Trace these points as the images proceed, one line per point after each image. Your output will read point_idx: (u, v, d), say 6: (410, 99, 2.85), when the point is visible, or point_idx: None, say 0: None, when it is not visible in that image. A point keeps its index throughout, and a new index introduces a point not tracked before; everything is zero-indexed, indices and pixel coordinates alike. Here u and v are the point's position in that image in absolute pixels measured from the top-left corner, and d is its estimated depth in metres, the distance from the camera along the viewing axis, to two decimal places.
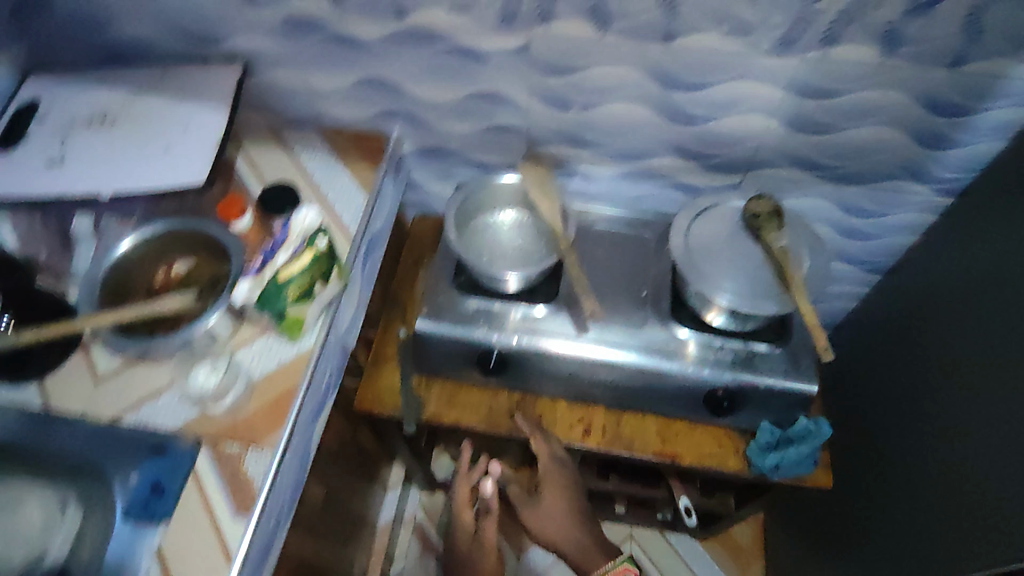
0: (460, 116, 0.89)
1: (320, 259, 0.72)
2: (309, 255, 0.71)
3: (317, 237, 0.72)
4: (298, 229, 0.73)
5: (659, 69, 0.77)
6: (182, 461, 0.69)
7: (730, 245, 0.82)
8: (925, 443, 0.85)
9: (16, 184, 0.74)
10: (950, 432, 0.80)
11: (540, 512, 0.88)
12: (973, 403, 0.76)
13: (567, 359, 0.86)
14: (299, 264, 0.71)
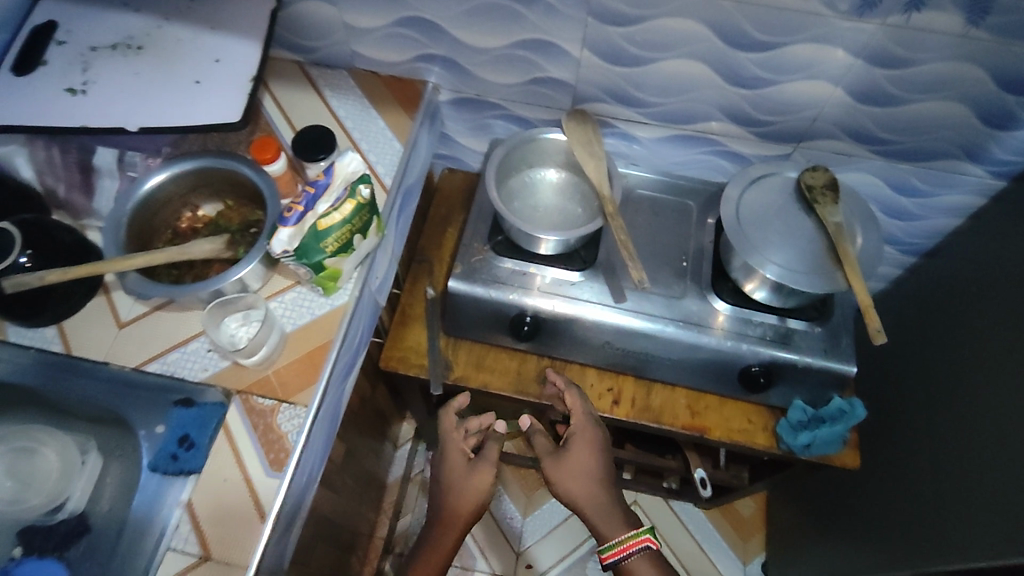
0: (505, 66, 0.84)
1: (363, 209, 0.67)
2: (351, 204, 0.67)
3: (359, 185, 0.68)
4: (341, 175, 0.68)
5: (727, 26, 0.72)
6: (211, 415, 0.67)
7: (781, 218, 0.79)
8: (942, 430, 0.85)
9: (31, 109, 0.68)
10: (968, 419, 0.80)
11: (566, 471, 0.78)
12: (1001, 392, 0.76)
13: (603, 327, 0.84)
14: (341, 213, 0.66)
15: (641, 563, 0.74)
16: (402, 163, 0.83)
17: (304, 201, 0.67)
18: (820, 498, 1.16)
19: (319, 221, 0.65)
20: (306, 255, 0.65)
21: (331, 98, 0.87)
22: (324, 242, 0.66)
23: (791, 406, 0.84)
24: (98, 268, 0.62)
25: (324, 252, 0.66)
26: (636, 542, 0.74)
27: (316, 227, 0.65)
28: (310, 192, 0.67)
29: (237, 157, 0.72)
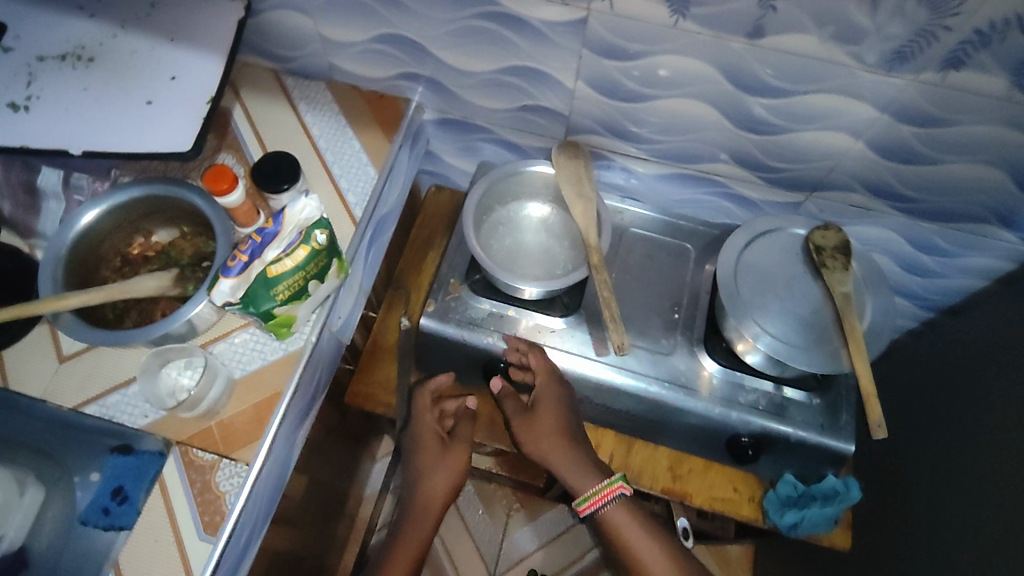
0: (494, 90, 0.77)
1: (318, 255, 0.61)
2: (304, 250, 0.60)
3: (314, 230, 0.62)
4: (293, 221, 0.62)
5: (738, 69, 0.64)
6: (148, 466, 0.63)
7: (784, 280, 0.72)
8: (936, 510, 0.79)
9: None
10: (969, 508, 0.73)
11: (533, 436, 0.76)
12: (1002, 487, 0.69)
13: (582, 379, 0.78)
14: (293, 259, 0.60)
15: (614, 515, 0.73)
16: (375, 192, 0.77)
17: (249, 249, 0.61)
18: (794, 553, 1.08)
19: (268, 267, 0.60)
20: (252, 304, 0.60)
21: (305, 113, 0.80)
22: (274, 288, 0.60)
23: (780, 478, 0.79)
24: (26, 311, 0.57)
25: (273, 300, 0.60)
26: (608, 493, 0.73)
27: (264, 273, 0.59)
28: (257, 240, 0.61)
29: (189, 185, 0.67)
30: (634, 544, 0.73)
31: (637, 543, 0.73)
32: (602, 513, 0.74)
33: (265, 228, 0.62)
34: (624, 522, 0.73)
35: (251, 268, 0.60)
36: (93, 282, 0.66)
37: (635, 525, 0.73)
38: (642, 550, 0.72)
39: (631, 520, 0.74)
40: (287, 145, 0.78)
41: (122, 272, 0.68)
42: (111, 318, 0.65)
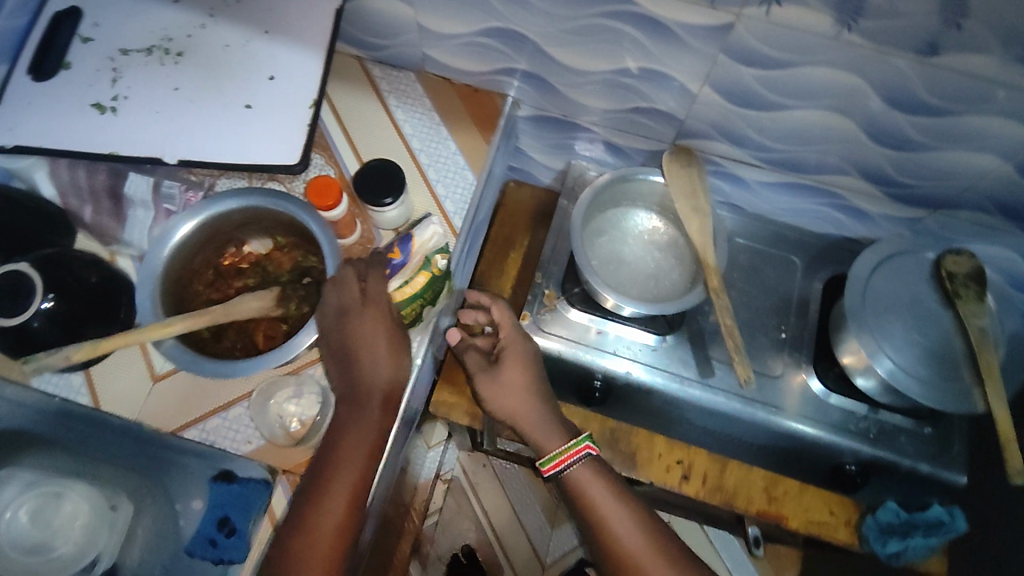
0: (605, 91, 0.71)
1: (436, 283, 0.63)
2: (424, 277, 0.62)
3: (436, 256, 0.64)
4: (420, 248, 0.65)
5: (894, 84, 0.58)
6: (254, 498, 0.60)
7: (912, 308, 0.68)
8: None
9: (53, 127, 0.58)
10: None
11: (498, 390, 0.67)
12: None
13: (683, 399, 0.75)
14: (412, 287, 0.62)
15: (583, 478, 0.64)
16: (474, 200, 0.71)
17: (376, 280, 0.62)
18: None
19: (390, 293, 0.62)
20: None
21: (396, 109, 0.74)
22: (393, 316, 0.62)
23: (881, 505, 0.77)
24: (130, 340, 0.54)
25: None
26: (573, 455, 0.65)
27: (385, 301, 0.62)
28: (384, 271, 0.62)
29: (291, 198, 0.61)
30: (599, 503, 0.63)
31: (605, 509, 0.63)
32: (568, 475, 0.65)
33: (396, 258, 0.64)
34: (595, 490, 0.64)
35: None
36: (187, 300, 0.62)
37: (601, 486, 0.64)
38: (614, 523, 0.62)
39: (602, 486, 0.64)
40: (379, 145, 0.71)
41: (214, 283, 0.64)
42: (209, 337, 0.61)
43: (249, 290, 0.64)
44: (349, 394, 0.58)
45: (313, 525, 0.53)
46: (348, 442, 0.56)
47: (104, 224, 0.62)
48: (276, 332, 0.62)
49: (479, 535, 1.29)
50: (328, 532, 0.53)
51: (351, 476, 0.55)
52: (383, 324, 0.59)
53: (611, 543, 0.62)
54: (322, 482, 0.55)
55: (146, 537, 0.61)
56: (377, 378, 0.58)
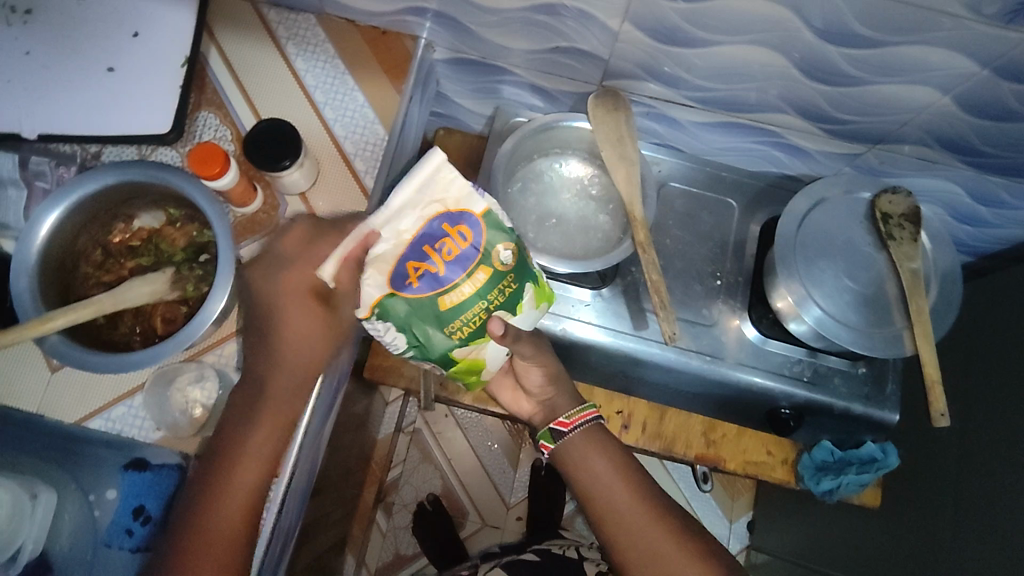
0: (523, 30, 0.65)
1: (500, 278, 0.51)
2: (484, 272, 0.50)
3: (497, 244, 0.50)
4: (451, 201, 0.48)
5: (824, 13, 0.54)
6: (165, 481, 0.59)
7: (845, 251, 0.66)
8: None
9: None
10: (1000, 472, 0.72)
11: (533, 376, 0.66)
12: None
13: (619, 352, 0.74)
14: (473, 286, 0.49)
15: (577, 443, 0.65)
16: (386, 157, 0.66)
17: (423, 283, 0.48)
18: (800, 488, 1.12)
19: (441, 298, 0.49)
20: (426, 345, 0.51)
21: (295, 58, 0.67)
22: (448, 323, 0.50)
23: (816, 443, 0.79)
24: (8, 340, 0.49)
25: (450, 340, 0.51)
26: (580, 419, 0.66)
27: (435, 306, 0.49)
28: (432, 271, 0.48)
29: (178, 172, 0.56)
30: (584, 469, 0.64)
31: (599, 476, 0.64)
32: (561, 444, 0.66)
33: (444, 247, 0.48)
34: (588, 450, 0.65)
35: (423, 297, 0.49)
36: (75, 284, 0.58)
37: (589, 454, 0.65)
38: (608, 493, 0.63)
39: (588, 446, 0.65)
40: (278, 100, 0.66)
41: (103, 268, 0.59)
42: (103, 323, 0.57)
43: (143, 269, 0.60)
44: (251, 396, 0.53)
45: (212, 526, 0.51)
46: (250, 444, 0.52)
47: None
48: (175, 314, 0.58)
49: (443, 482, 1.31)
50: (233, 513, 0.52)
51: (251, 471, 0.52)
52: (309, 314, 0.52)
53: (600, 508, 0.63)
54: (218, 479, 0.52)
55: (74, 524, 0.58)
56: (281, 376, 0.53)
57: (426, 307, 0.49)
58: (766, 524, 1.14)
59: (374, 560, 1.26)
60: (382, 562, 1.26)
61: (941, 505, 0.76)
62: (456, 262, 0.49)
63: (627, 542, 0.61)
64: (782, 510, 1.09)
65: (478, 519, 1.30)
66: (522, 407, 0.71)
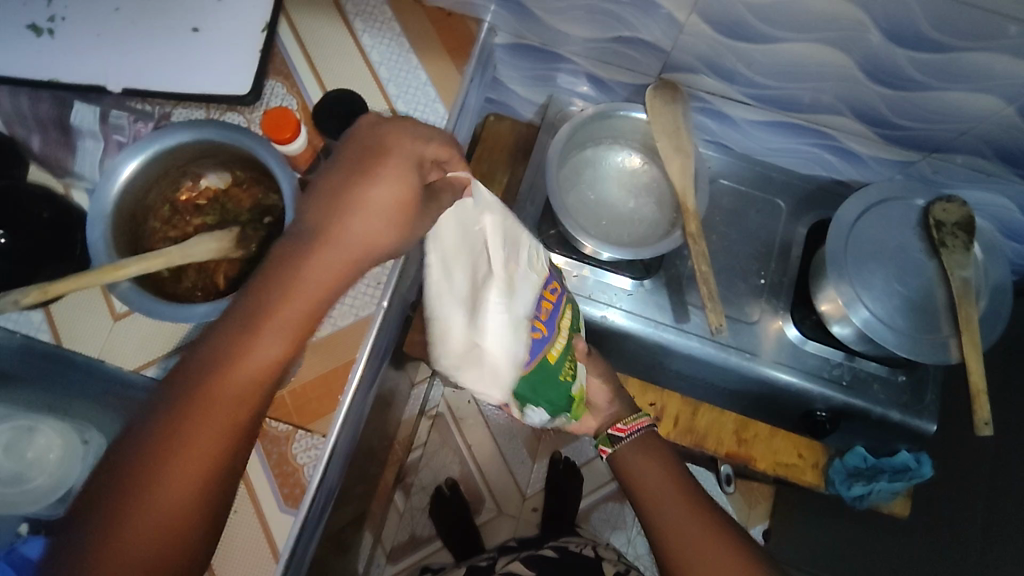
0: (587, 18, 0.66)
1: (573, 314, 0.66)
2: (568, 313, 0.64)
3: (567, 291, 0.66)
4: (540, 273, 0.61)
5: (894, 13, 0.54)
6: None
7: (895, 256, 0.66)
8: None
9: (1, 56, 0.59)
10: None
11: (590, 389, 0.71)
12: None
13: (658, 344, 0.75)
14: (563, 332, 0.63)
15: (632, 452, 0.68)
16: (444, 134, 0.68)
17: (535, 347, 0.58)
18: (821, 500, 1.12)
19: (549, 352, 0.60)
20: (552, 401, 0.62)
21: (362, 33, 0.68)
22: (560, 374, 0.61)
23: (849, 449, 0.78)
24: (83, 283, 0.51)
25: (563, 384, 0.62)
26: (634, 427, 0.69)
27: (549, 363, 0.60)
28: (540, 335, 0.58)
29: (251, 135, 0.58)
30: (644, 479, 0.66)
31: (656, 484, 0.66)
32: (618, 449, 0.69)
33: (542, 311, 0.59)
34: (642, 454, 0.68)
35: (540, 356, 0.59)
36: (144, 237, 0.59)
37: (648, 464, 0.67)
38: (660, 498, 0.65)
39: (649, 459, 0.67)
40: (344, 72, 0.67)
41: (170, 223, 0.61)
42: (168, 277, 0.59)
43: (208, 228, 0.62)
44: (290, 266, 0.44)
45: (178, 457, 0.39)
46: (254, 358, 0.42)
47: (54, 156, 0.59)
48: (237, 272, 0.60)
49: (462, 468, 1.32)
50: (231, 405, 0.41)
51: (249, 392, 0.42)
52: (392, 211, 0.46)
53: (656, 517, 0.64)
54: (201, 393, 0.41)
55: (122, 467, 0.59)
56: (315, 284, 0.44)
57: (544, 361, 0.59)
58: (784, 532, 1.14)
59: (390, 539, 1.27)
60: (397, 542, 1.27)
61: (970, 519, 0.75)
62: (552, 319, 0.60)
63: (681, 542, 0.61)
64: (802, 517, 1.08)
65: (494, 507, 1.31)
66: (590, 426, 0.73)
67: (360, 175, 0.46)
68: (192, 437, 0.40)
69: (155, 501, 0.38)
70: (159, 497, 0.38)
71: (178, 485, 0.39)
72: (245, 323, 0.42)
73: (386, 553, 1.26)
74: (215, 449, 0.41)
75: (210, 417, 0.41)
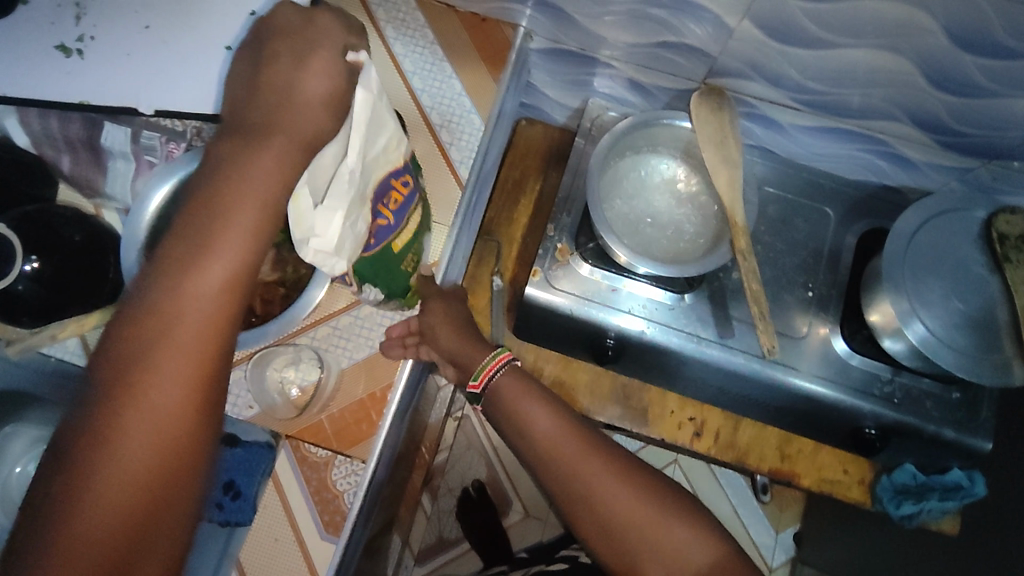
0: (630, 23, 0.63)
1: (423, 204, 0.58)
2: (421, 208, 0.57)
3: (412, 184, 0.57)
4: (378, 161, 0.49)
5: (966, 19, 0.51)
6: (259, 460, 0.58)
7: (954, 270, 0.63)
8: None
9: (31, 76, 0.58)
10: None
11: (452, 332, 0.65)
12: None
13: (701, 359, 0.73)
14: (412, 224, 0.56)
15: (501, 391, 0.62)
16: (481, 147, 0.65)
17: (379, 234, 0.52)
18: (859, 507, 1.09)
19: (394, 242, 0.53)
20: (390, 289, 0.57)
21: (395, 42, 0.66)
22: (402, 262, 0.56)
23: (897, 466, 0.77)
24: None
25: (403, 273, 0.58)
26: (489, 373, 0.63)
27: (390, 253, 0.54)
28: (383, 223, 0.51)
29: None
30: (524, 419, 0.60)
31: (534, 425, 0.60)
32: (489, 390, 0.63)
33: (388, 200, 0.51)
34: (521, 398, 0.62)
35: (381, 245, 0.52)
36: None
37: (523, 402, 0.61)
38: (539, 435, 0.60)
39: (523, 391, 0.62)
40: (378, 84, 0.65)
41: None
42: None
43: None
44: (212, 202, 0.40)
45: (128, 421, 0.36)
46: (206, 277, 0.39)
47: (83, 175, 0.59)
48: (272, 297, 0.57)
49: (489, 469, 1.31)
50: (177, 359, 0.38)
51: (208, 313, 0.39)
52: (321, 115, 0.43)
53: (544, 463, 0.59)
54: (152, 323, 0.38)
55: None
56: (258, 190, 0.41)
57: (383, 252, 0.53)
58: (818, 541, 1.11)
59: (417, 541, 1.26)
60: (425, 544, 1.26)
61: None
62: (401, 209, 0.53)
63: (571, 483, 0.58)
64: (834, 527, 1.05)
65: (521, 509, 1.31)
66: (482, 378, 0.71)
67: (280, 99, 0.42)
68: (150, 386, 0.37)
69: (133, 430, 0.37)
70: (126, 457, 0.36)
71: (152, 431, 0.37)
72: (178, 269, 0.39)
73: (414, 555, 1.26)
74: (169, 413, 0.38)
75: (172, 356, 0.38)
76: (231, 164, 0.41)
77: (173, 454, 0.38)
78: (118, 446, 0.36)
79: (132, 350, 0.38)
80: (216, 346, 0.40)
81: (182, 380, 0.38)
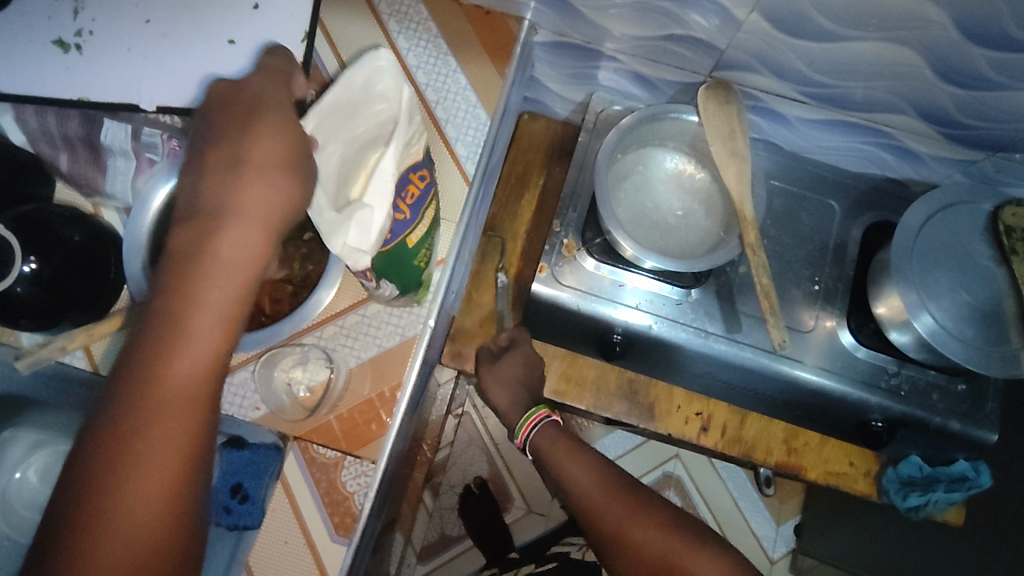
0: (636, 16, 0.62)
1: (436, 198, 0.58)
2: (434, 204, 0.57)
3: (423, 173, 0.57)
4: (405, 159, 0.50)
5: (977, 11, 0.50)
6: (267, 461, 0.57)
7: (962, 263, 0.63)
8: None
9: (24, 71, 0.56)
10: None
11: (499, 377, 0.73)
12: None
13: (709, 354, 0.72)
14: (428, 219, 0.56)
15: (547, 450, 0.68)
16: (488, 141, 0.64)
17: (396, 228, 0.51)
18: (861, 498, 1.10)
19: (409, 237, 0.53)
20: (404, 283, 0.56)
21: (397, 35, 0.65)
22: (414, 257, 0.55)
23: (903, 458, 0.78)
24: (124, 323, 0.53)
25: (415, 267, 0.56)
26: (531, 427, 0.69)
27: (407, 247, 0.53)
28: (401, 218, 0.51)
29: None
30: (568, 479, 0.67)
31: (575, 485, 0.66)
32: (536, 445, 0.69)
33: (408, 194, 0.51)
34: (563, 459, 0.68)
35: (400, 242, 0.52)
36: None
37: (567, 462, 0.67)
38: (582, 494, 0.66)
39: (563, 453, 0.68)
40: None
41: None
42: None
43: None
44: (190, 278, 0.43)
45: (116, 495, 0.40)
46: (183, 358, 0.42)
47: (82, 174, 0.59)
48: (281, 294, 0.56)
49: (490, 466, 1.31)
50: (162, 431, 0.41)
51: (188, 388, 0.42)
52: (280, 181, 0.44)
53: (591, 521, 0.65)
54: (136, 401, 0.41)
55: None
56: (228, 268, 0.43)
57: (401, 246, 0.52)
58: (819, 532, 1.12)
59: (419, 538, 1.25)
60: (427, 542, 1.26)
61: None
62: (418, 205, 0.52)
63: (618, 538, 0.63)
64: (835, 517, 1.06)
65: (523, 505, 1.31)
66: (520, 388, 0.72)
67: (234, 166, 0.44)
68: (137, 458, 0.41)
69: (115, 539, 0.40)
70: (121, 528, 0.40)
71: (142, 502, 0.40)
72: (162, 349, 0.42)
73: (416, 553, 1.25)
74: (155, 483, 0.41)
75: (159, 430, 0.41)
76: (203, 240, 0.43)
77: (162, 522, 0.41)
78: (106, 539, 0.39)
79: (111, 456, 0.40)
80: (199, 418, 0.43)
81: (165, 456, 0.41)
